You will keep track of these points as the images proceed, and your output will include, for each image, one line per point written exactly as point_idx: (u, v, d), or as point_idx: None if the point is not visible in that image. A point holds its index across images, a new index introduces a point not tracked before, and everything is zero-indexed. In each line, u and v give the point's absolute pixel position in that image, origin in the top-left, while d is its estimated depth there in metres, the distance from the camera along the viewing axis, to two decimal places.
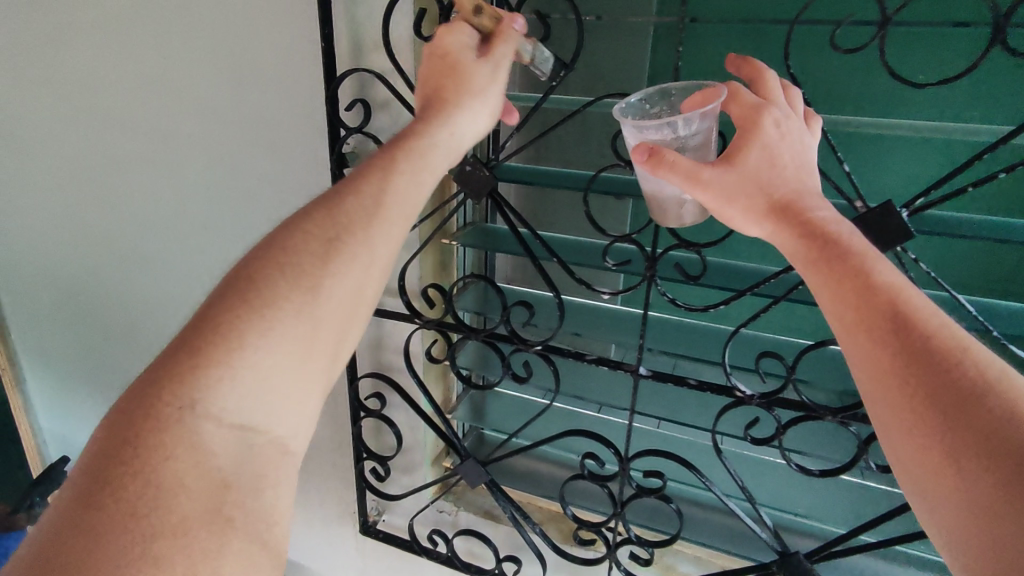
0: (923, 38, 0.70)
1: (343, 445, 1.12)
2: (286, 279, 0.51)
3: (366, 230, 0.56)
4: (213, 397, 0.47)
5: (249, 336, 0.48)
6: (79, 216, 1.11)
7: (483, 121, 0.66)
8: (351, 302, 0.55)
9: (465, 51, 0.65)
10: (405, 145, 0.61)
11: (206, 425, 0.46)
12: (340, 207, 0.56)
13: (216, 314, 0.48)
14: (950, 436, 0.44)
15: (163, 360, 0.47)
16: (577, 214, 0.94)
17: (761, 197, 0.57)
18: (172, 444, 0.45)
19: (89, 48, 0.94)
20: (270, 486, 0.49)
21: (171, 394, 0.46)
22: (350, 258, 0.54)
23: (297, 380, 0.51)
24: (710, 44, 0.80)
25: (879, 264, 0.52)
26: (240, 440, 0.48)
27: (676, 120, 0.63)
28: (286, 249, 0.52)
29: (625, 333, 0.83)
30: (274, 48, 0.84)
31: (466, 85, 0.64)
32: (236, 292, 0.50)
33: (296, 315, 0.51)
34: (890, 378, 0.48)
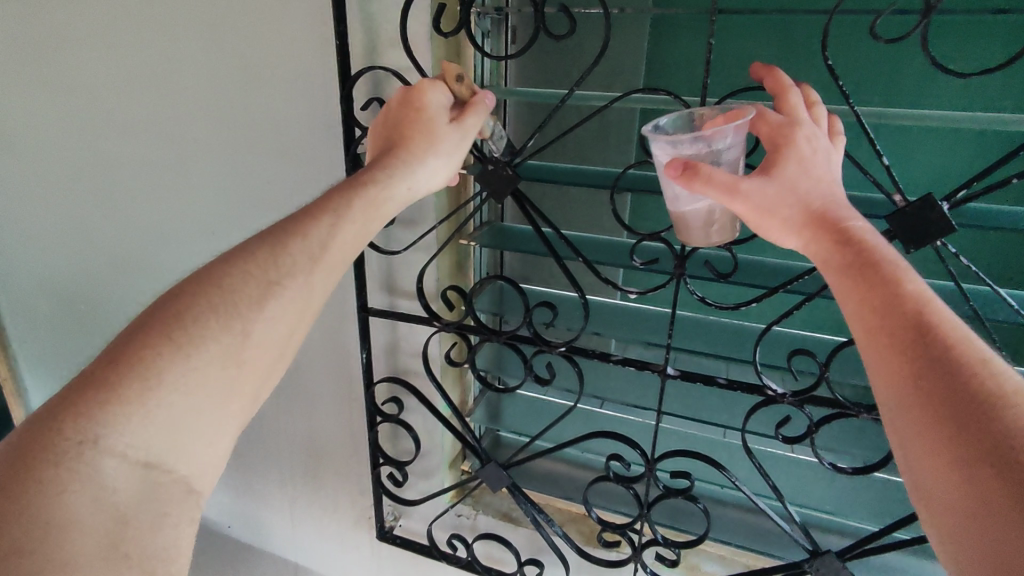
0: (956, 26, 0.69)
1: (357, 450, 1.10)
2: (215, 316, 0.50)
3: (306, 274, 0.56)
4: (121, 435, 0.45)
5: (169, 372, 0.47)
6: (80, 222, 1.08)
7: (434, 179, 0.66)
8: (275, 346, 0.54)
9: (439, 113, 0.64)
10: (362, 190, 0.61)
11: (108, 461, 0.44)
12: (284, 246, 0.55)
13: (134, 347, 0.47)
14: (961, 440, 0.40)
15: (75, 389, 0.45)
16: (597, 213, 0.92)
17: (798, 209, 0.54)
18: (68, 479, 0.42)
19: (91, 49, 0.92)
20: (176, 524, 0.48)
21: (72, 428, 0.43)
22: (284, 301, 0.54)
23: (208, 422, 0.49)
24: (735, 37, 0.78)
25: (908, 274, 0.49)
26: (144, 477, 0.46)
27: (711, 134, 0.58)
28: (225, 285, 0.52)
29: (651, 333, 0.81)
30: (283, 46, 0.82)
31: (430, 145, 0.64)
32: (161, 326, 0.48)
33: (221, 356, 0.50)
34: (907, 382, 0.44)
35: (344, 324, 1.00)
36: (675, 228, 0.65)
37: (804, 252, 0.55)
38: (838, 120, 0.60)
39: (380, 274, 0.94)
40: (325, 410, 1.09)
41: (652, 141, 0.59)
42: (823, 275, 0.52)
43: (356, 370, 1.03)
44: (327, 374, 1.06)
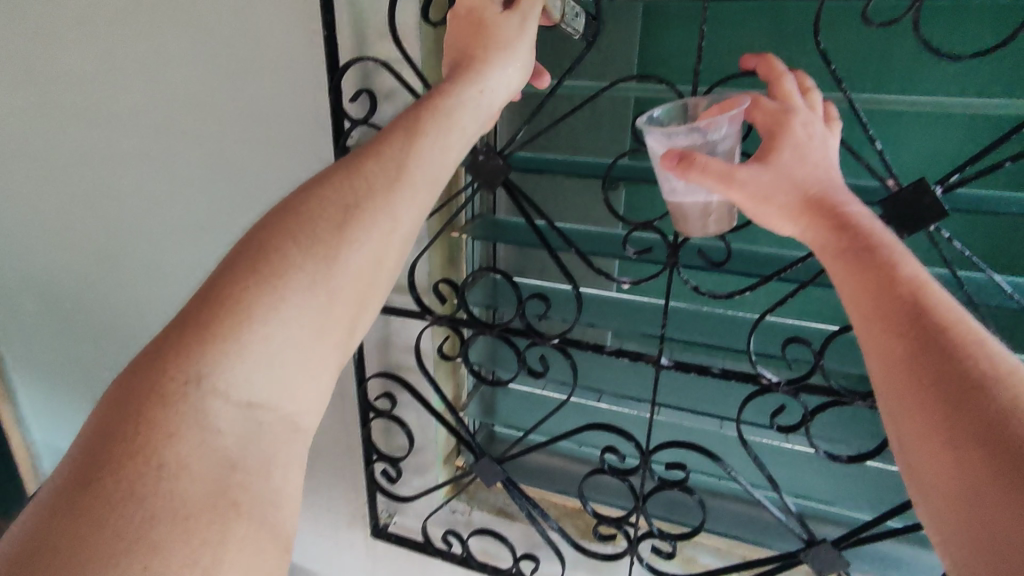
0: (946, 10, 0.69)
1: (352, 447, 1.09)
2: (299, 246, 0.49)
3: (385, 196, 0.53)
4: (219, 372, 0.44)
5: (263, 305, 0.46)
6: (68, 220, 1.07)
7: (512, 74, 0.62)
8: (370, 272, 0.52)
9: (490, 6, 0.62)
10: (429, 104, 0.58)
11: (211, 400, 0.43)
12: (357, 173, 0.53)
13: (222, 287, 0.46)
14: (953, 426, 0.39)
15: (169, 334, 0.45)
16: (589, 204, 0.91)
17: (795, 196, 0.53)
18: (176, 419, 0.42)
19: (73, 45, 0.90)
20: (278, 469, 0.46)
21: (176, 368, 0.43)
22: (369, 225, 0.52)
23: (307, 356, 0.48)
24: (727, 26, 0.78)
25: (905, 258, 0.48)
26: (245, 417, 0.45)
27: (706, 124, 0.57)
28: (300, 222, 0.50)
29: (645, 324, 0.81)
30: (271, 38, 0.80)
31: (494, 43, 0.61)
32: (246, 267, 0.47)
33: (311, 284, 0.48)
34: (901, 367, 0.44)
35: None
36: (672, 220, 0.65)
37: (799, 238, 0.54)
38: (832, 105, 0.59)
39: None
40: (318, 407, 1.08)
41: (648, 132, 0.58)
42: (821, 260, 0.51)
43: (349, 366, 1.02)
44: None
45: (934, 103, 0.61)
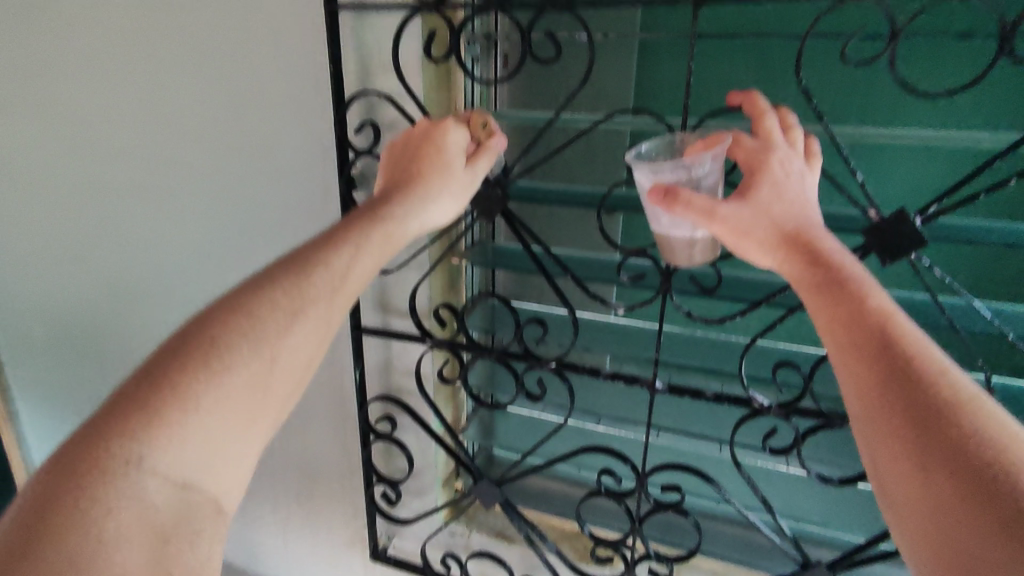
0: (925, 50, 0.74)
1: (352, 470, 1.10)
2: (246, 342, 0.51)
3: (326, 303, 0.56)
4: (163, 454, 0.44)
5: (205, 397, 0.47)
6: (75, 244, 1.09)
7: (444, 215, 0.67)
8: (300, 369, 0.55)
9: (457, 154, 0.67)
10: (378, 224, 0.61)
11: (150, 481, 0.43)
12: (308, 275, 0.56)
13: (171, 371, 0.47)
14: (924, 450, 0.41)
15: (114, 407, 0.45)
16: (586, 231, 0.94)
17: (773, 231, 0.55)
18: (113, 497, 0.42)
19: (88, 78, 0.94)
20: (207, 542, 0.46)
21: (118, 447, 0.43)
22: (307, 327, 0.55)
23: (239, 446, 0.49)
24: (718, 64, 0.83)
25: (874, 290, 0.50)
26: (179, 496, 0.45)
27: (691, 161, 0.60)
28: (251, 311, 0.52)
29: (640, 348, 0.83)
30: (279, 72, 0.84)
31: (446, 181, 0.66)
32: (195, 354, 0.48)
33: (253, 380, 0.50)
34: (873, 395, 0.45)
35: (338, 342, 1.01)
36: (661, 250, 0.67)
37: (778, 270, 0.56)
38: (814, 140, 0.62)
39: (373, 292, 0.96)
40: (318, 430, 1.10)
41: (635, 168, 0.61)
42: (797, 293, 0.53)
43: (350, 390, 1.03)
44: (322, 394, 1.07)
45: (913, 137, 0.63)
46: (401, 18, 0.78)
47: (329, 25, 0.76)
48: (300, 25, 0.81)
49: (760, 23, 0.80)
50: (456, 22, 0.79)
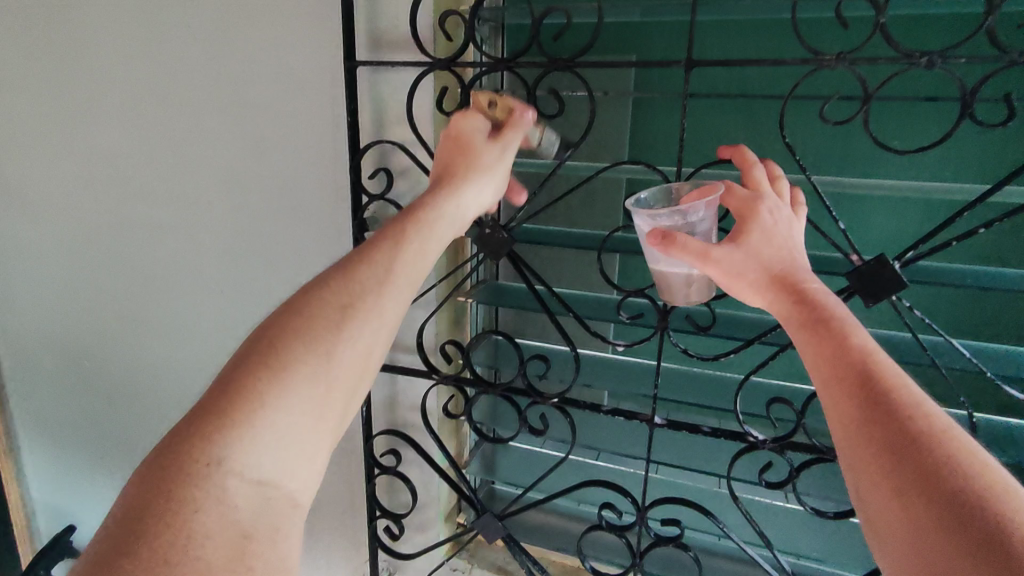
0: (895, 108, 0.83)
1: (356, 503, 1.12)
2: (303, 343, 0.53)
3: (378, 297, 0.58)
4: (239, 453, 0.48)
5: (273, 396, 0.50)
6: (93, 281, 1.13)
7: (483, 193, 0.70)
8: (361, 362, 0.56)
9: (477, 135, 0.70)
10: (413, 215, 0.64)
11: (231, 480, 0.47)
12: (356, 277, 0.58)
13: (240, 375, 0.50)
14: (899, 478, 0.45)
15: (194, 415, 0.49)
16: (586, 272, 0.99)
17: (763, 272, 0.59)
18: (201, 496, 0.45)
19: (117, 127, 1.00)
20: (283, 540, 0.49)
21: (201, 450, 0.47)
22: (361, 324, 0.56)
23: (307, 442, 0.52)
24: (709, 120, 0.90)
25: (856, 328, 0.54)
26: (258, 494, 0.48)
27: (686, 208, 0.65)
28: (307, 312, 0.54)
29: (640, 384, 0.86)
30: (299, 122, 0.90)
31: (474, 162, 0.69)
32: (257, 363, 0.51)
33: (312, 377, 0.52)
34: (855, 426, 0.49)
35: None
36: (660, 290, 0.71)
37: (768, 309, 0.60)
38: (800, 191, 0.67)
39: None
40: (323, 464, 1.12)
41: (634, 214, 0.65)
42: (786, 330, 0.57)
43: (357, 424, 1.06)
44: None
45: (889, 187, 0.68)
46: (414, 74, 0.83)
47: (347, 80, 0.81)
48: (321, 80, 0.87)
49: (749, 82, 0.87)
50: (466, 78, 0.86)
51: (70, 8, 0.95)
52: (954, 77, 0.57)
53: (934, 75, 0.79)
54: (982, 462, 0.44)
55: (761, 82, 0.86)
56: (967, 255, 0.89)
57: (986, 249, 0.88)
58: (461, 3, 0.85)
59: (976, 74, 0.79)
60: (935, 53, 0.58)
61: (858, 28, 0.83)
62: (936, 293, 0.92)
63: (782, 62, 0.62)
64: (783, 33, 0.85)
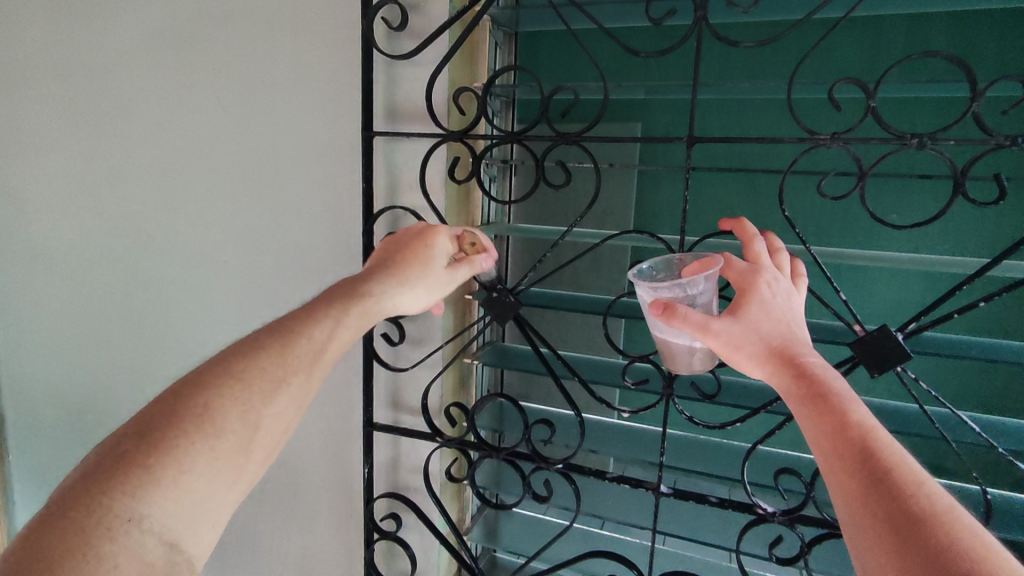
0: (891, 185, 0.87)
1: (352, 571, 1.08)
2: (236, 405, 0.51)
3: (310, 368, 0.57)
4: (159, 510, 0.45)
5: (201, 458, 0.48)
6: (104, 337, 1.15)
7: (418, 301, 0.67)
8: (279, 434, 0.55)
9: (440, 255, 0.69)
10: (355, 297, 0.62)
11: (145, 538, 0.44)
12: (289, 346, 0.57)
13: (170, 429, 0.48)
14: (903, 557, 0.43)
15: (110, 463, 0.45)
16: (591, 336, 1.00)
17: (761, 345, 0.60)
18: (113, 558, 0.42)
19: (141, 188, 1.04)
20: None
21: (121, 503, 0.44)
22: (290, 396, 0.55)
23: (221, 504, 0.49)
24: (713, 193, 0.94)
25: (855, 404, 0.54)
26: (169, 556, 0.45)
27: (686, 281, 0.67)
28: (245, 375, 0.53)
29: (646, 450, 0.85)
30: (314, 186, 0.93)
31: (424, 272, 0.67)
32: (185, 418, 0.49)
33: (239, 444, 0.51)
34: (860, 504, 0.48)
35: (348, 439, 1.02)
36: (664, 358, 0.72)
37: (768, 382, 0.60)
38: (800, 263, 0.69)
39: (385, 389, 0.99)
40: (320, 528, 1.09)
41: (636, 285, 0.67)
42: (787, 407, 0.57)
43: (357, 487, 1.04)
44: (326, 491, 1.06)
45: (887, 260, 0.68)
46: (428, 145, 0.87)
47: (364, 149, 0.84)
48: (336, 147, 0.90)
49: (748, 158, 0.92)
50: (478, 149, 0.90)
51: (108, 80, 1.01)
52: (945, 159, 0.58)
53: (926, 155, 0.84)
54: (987, 544, 0.42)
55: (762, 158, 0.91)
56: (974, 326, 0.91)
57: (989, 321, 0.90)
58: (476, 81, 0.90)
59: (968, 154, 0.83)
60: (925, 135, 0.60)
61: (854, 109, 0.87)
62: (942, 365, 0.93)
63: (780, 141, 0.64)
64: (782, 112, 0.90)
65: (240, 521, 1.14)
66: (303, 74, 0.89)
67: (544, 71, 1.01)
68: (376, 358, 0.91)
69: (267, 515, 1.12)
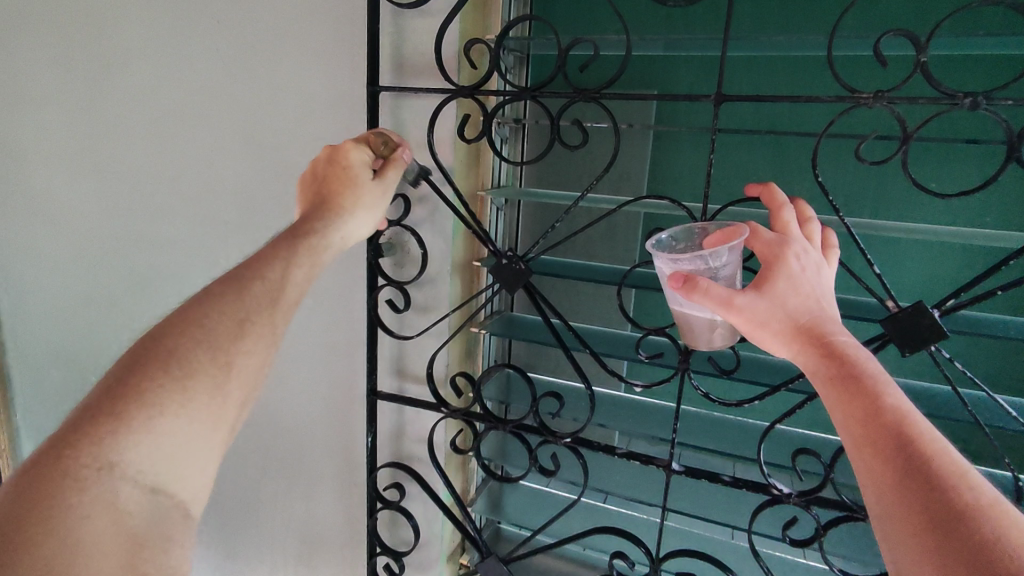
0: (930, 152, 0.82)
1: (355, 538, 1.07)
2: (201, 348, 0.51)
3: (273, 312, 0.56)
4: (131, 459, 0.45)
5: (169, 404, 0.48)
6: (106, 295, 1.14)
7: (364, 228, 0.66)
8: (256, 374, 0.55)
9: (364, 170, 0.66)
10: (305, 238, 0.61)
11: (121, 485, 0.44)
12: (249, 285, 0.56)
13: (135, 381, 0.47)
14: (942, 551, 0.40)
15: (79, 420, 0.45)
16: (605, 307, 0.96)
17: (788, 323, 0.56)
18: (87, 503, 0.43)
19: (138, 140, 1.00)
20: (179, 552, 0.47)
21: (89, 454, 0.44)
22: (259, 335, 0.55)
23: (202, 449, 0.50)
24: (738, 159, 0.89)
25: (889, 386, 0.50)
26: (150, 502, 0.46)
27: (709, 253, 0.62)
28: (202, 318, 0.52)
29: (657, 426, 0.82)
30: (317, 140, 0.89)
31: (358, 195, 0.65)
32: (149, 365, 0.48)
33: (211, 385, 0.50)
34: (895, 493, 0.44)
35: (351, 405, 1.00)
36: (682, 332, 0.68)
37: (794, 362, 0.56)
38: (832, 233, 0.64)
39: (390, 357, 0.96)
40: (323, 494, 1.07)
41: (654, 256, 0.63)
42: (814, 388, 0.53)
43: (360, 455, 1.02)
44: (329, 456, 1.05)
45: (927, 232, 0.64)
46: (437, 102, 0.82)
47: (369, 105, 0.80)
48: (339, 100, 0.85)
49: (778, 119, 0.87)
50: (489, 107, 0.85)
51: (103, 28, 0.97)
52: (1001, 121, 0.53)
53: (973, 118, 0.78)
54: None
55: (791, 121, 0.85)
56: (1012, 306, 0.86)
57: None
58: (489, 33, 0.85)
59: (1019, 119, 0.78)
60: (980, 94, 0.55)
61: (898, 66, 0.81)
62: (975, 345, 0.89)
63: (816, 100, 0.59)
64: (818, 70, 0.84)
65: (245, 483, 1.14)
66: (305, 21, 0.84)
67: (563, 24, 0.95)
68: (380, 326, 0.87)
69: (271, 480, 1.11)
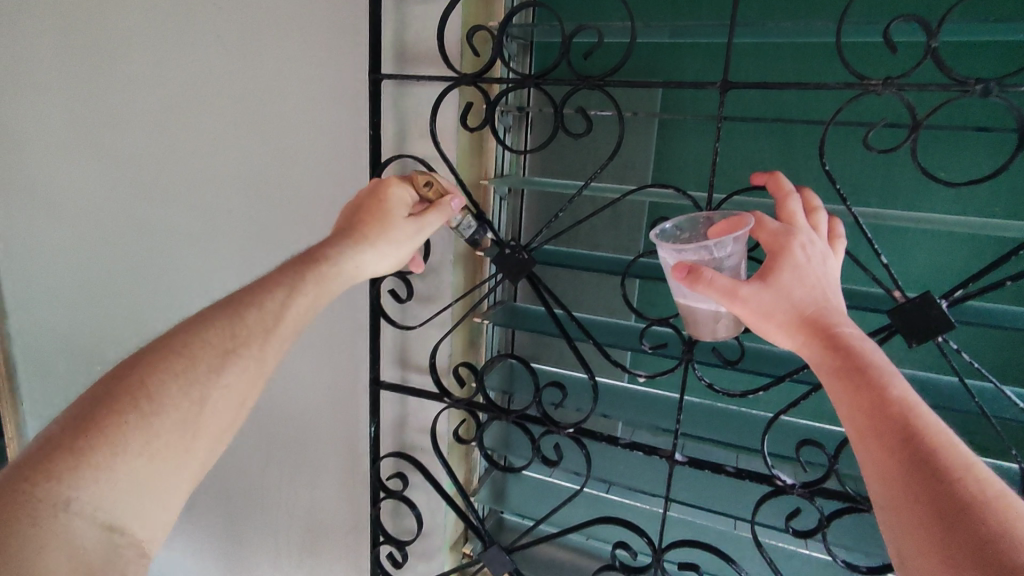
0: (939, 141, 0.81)
1: (358, 527, 1.07)
2: (178, 383, 0.52)
3: (259, 343, 0.57)
4: (91, 496, 0.46)
5: (136, 440, 0.49)
6: (109, 284, 1.14)
7: (384, 264, 0.67)
8: (232, 413, 0.56)
9: (399, 208, 0.68)
10: (313, 268, 0.62)
11: (78, 522, 0.45)
12: (238, 316, 0.57)
13: (106, 414, 0.48)
14: (948, 545, 0.40)
15: (44, 453, 0.46)
16: (609, 296, 0.96)
17: (793, 314, 0.55)
18: (42, 539, 0.43)
19: (139, 129, 1.00)
20: None
21: (49, 490, 0.44)
22: (240, 370, 0.56)
23: (166, 486, 0.50)
24: (744, 148, 0.88)
25: (894, 378, 0.49)
26: (106, 539, 0.46)
27: (714, 243, 0.62)
28: (185, 351, 0.54)
29: (661, 417, 0.81)
30: (318, 129, 0.88)
31: (386, 231, 0.66)
32: (121, 398, 0.49)
33: (182, 422, 0.51)
34: (900, 485, 0.44)
35: (353, 395, 1.00)
36: (685, 323, 0.67)
37: (798, 353, 0.56)
38: (839, 222, 0.64)
39: (393, 347, 0.96)
40: (326, 484, 1.08)
41: (659, 247, 0.62)
42: (819, 380, 0.53)
43: (362, 444, 1.02)
44: (332, 446, 1.05)
45: (936, 221, 0.63)
46: (439, 89, 0.81)
47: (371, 93, 0.79)
48: (341, 88, 0.85)
49: (784, 108, 0.86)
50: (492, 95, 0.85)
51: (103, 16, 0.96)
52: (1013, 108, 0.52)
53: (982, 106, 0.77)
54: None
55: (798, 109, 0.84)
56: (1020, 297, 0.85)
57: None
58: (492, 20, 0.84)
59: None
60: (992, 80, 0.54)
61: (908, 53, 0.80)
62: (982, 335, 0.88)
63: (824, 87, 0.58)
64: (825, 57, 0.83)
65: (249, 472, 1.14)
66: (305, 9, 0.83)
67: (567, 10, 0.94)
68: (382, 316, 0.87)
69: (274, 468, 1.12)
